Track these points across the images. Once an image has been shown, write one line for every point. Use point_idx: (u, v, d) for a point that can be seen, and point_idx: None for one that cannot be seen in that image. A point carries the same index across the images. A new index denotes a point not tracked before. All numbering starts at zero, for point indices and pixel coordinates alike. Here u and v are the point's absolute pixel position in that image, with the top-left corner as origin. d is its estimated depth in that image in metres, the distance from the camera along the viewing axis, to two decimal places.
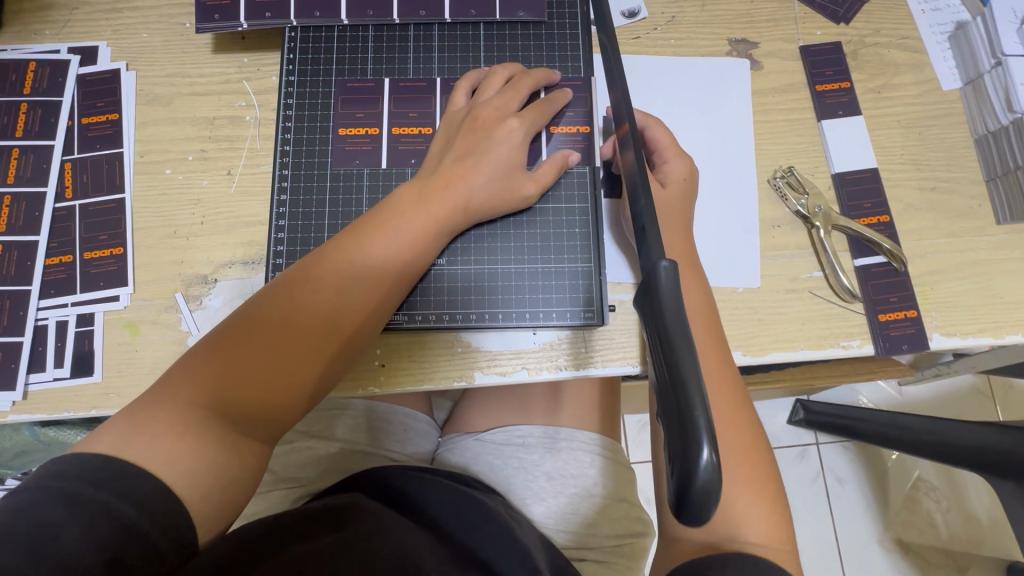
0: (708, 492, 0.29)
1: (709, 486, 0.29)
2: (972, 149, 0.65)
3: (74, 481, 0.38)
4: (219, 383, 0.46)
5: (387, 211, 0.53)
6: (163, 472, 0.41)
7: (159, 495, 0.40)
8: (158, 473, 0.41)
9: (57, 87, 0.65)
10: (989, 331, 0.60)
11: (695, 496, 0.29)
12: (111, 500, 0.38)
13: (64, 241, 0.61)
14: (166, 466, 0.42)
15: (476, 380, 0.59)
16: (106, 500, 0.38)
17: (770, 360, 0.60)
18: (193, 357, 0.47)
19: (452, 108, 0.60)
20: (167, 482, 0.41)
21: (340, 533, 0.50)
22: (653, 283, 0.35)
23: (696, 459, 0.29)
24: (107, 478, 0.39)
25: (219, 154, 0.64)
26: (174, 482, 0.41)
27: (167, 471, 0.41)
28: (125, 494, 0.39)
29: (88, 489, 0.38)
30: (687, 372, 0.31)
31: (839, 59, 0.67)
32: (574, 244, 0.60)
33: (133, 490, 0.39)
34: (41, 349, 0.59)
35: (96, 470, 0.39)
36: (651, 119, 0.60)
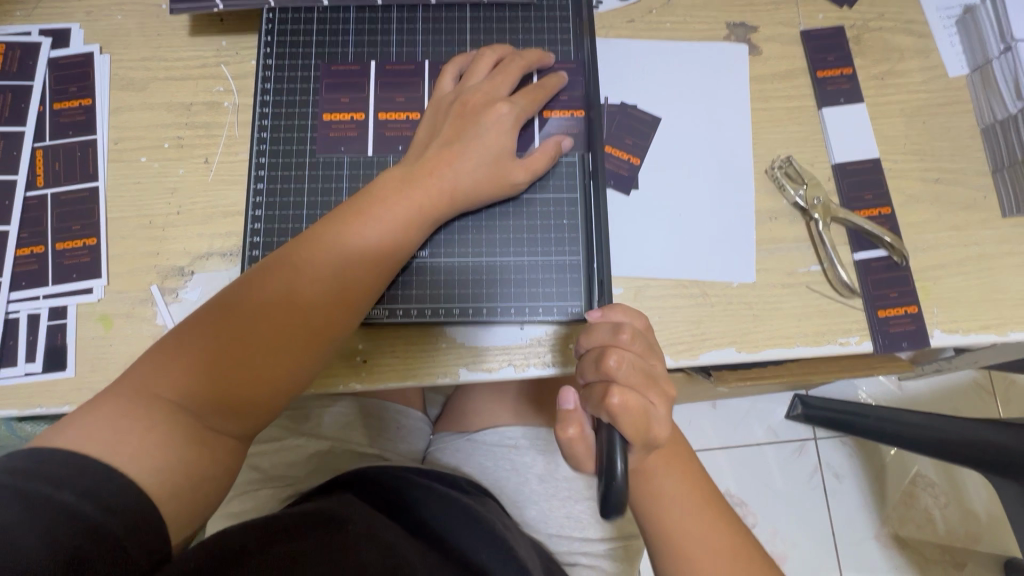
0: (621, 495, 0.40)
1: (620, 491, 0.40)
2: (978, 139, 0.63)
3: (31, 479, 0.36)
4: (195, 377, 0.44)
5: (368, 199, 0.51)
6: (130, 469, 0.40)
7: (127, 492, 0.39)
8: (124, 470, 0.40)
9: (28, 71, 0.62)
10: (993, 327, 0.58)
11: (611, 497, 0.41)
12: (74, 499, 0.36)
13: (36, 231, 0.59)
14: (135, 463, 0.40)
15: (461, 377, 0.57)
16: (67, 499, 0.36)
17: (765, 357, 0.58)
18: (164, 351, 0.45)
19: (439, 93, 0.58)
20: (133, 479, 0.39)
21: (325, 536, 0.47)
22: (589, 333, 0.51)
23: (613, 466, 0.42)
24: (69, 475, 0.37)
25: (196, 141, 0.61)
26: (141, 480, 0.40)
27: (134, 468, 0.40)
28: (89, 493, 0.37)
29: (48, 487, 0.36)
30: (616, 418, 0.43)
31: (841, 44, 0.65)
32: (562, 237, 0.58)
33: (97, 489, 0.37)
34: (13, 343, 0.57)
35: (56, 468, 0.37)
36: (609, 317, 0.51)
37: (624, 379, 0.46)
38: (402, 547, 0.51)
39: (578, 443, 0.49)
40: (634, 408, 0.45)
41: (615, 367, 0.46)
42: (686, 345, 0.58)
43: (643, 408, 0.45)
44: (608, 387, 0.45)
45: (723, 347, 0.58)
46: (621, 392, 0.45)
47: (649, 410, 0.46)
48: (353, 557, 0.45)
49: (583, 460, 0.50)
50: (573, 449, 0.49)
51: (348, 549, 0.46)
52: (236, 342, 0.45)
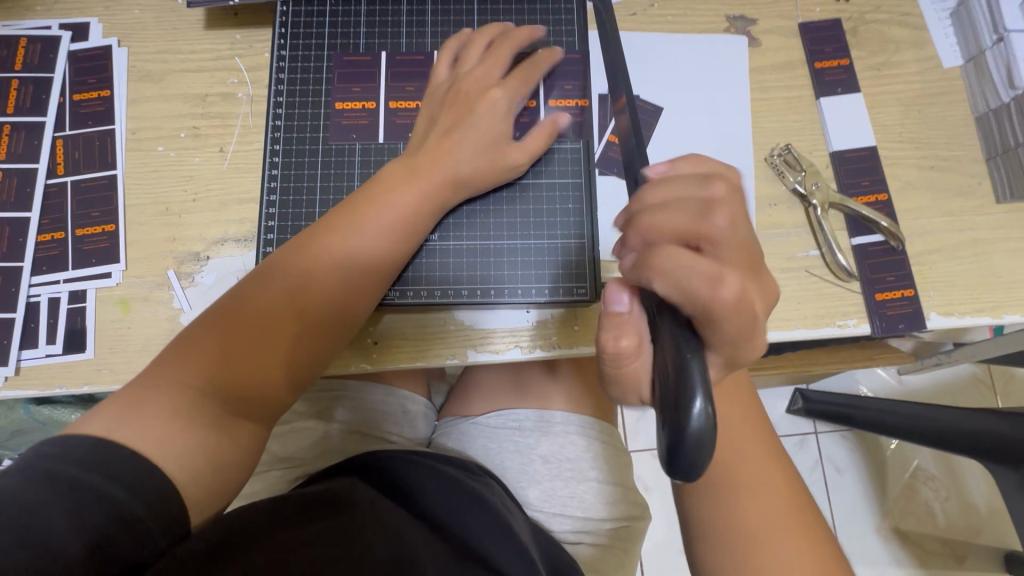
0: (702, 444, 0.27)
1: (699, 439, 0.27)
2: (973, 128, 0.64)
3: (60, 462, 0.38)
4: (218, 363, 0.46)
5: (373, 190, 0.53)
6: (154, 453, 0.41)
7: (150, 475, 0.40)
8: (149, 455, 0.41)
9: (49, 63, 0.64)
10: (988, 310, 0.60)
11: (687, 453, 0.27)
12: (100, 481, 0.38)
13: (56, 218, 0.61)
14: (157, 448, 0.41)
15: (469, 358, 0.59)
16: (95, 481, 0.38)
17: (765, 339, 0.59)
18: (185, 341, 0.47)
19: (434, 82, 0.59)
20: (157, 464, 0.41)
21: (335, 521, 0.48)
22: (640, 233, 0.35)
23: (686, 408, 0.27)
24: (96, 461, 0.39)
25: (212, 131, 0.63)
26: (166, 465, 0.41)
27: (159, 454, 0.41)
28: (115, 476, 0.38)
29: (75, 469, 0.38)
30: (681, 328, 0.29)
31: (838, 36, 0.66)
32: (568, 221, 0.60)
33: (123, 474, 0.39)
34: (34, 325, 0.59)
35: (84, 452, 0.39)
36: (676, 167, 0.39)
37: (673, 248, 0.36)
38: (407, 529, 0.52)
39: (631, 364, 0.39)
40: (740, 297, 0.34)
41: (712, 216, 0.35)
42: None
43: (745, 296, 0.35)
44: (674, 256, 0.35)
45: None
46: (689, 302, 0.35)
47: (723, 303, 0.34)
48: (361, 537, 0.47)
49: (630, 386, 0.40)
50: (626, 367, 0.39)
51: (355, 530, 0.47)
52: (253, 328, 0.47)
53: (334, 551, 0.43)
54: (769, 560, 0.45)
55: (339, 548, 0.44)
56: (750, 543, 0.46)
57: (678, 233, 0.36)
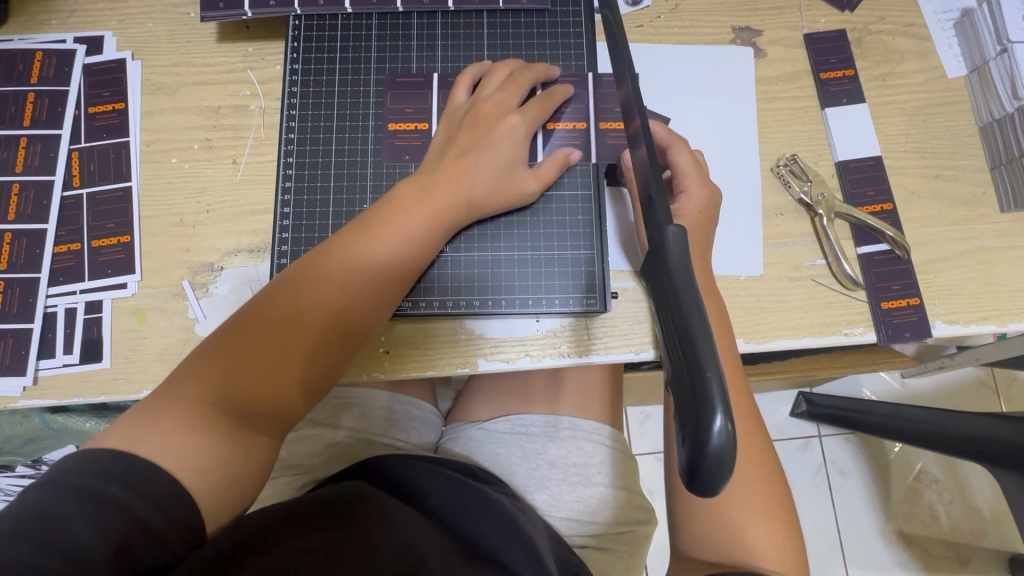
0: (722, 460, 0.27)
1: (723, 456, 0.27)
2: (977, 137, 0.65)
3: (83, 476, 0.39)
4: (231, 381, 0.46)
5: (388, 208, 0.53)
6: (171, 467, 0.42)
7: (166, 488, 0.41)
8: (168, 467, 0.42)
9: (63, 76, 0.65)
10: (993, 318, 0.60)
11: (708, 469, 0.28)
12: (121, 494, 0.39)
13: (72, 229, 0.62)
14: (175, 462, 0.42)
15: (479, 367, 0.59)
16: (115, 493, 0.39)
17: (772, 347, 0.60)
18: (197, 356, 0.47)
19: (452, 104, 0.60)
20: (176, 476, 0.42)
21: (346, 528, 0.48)
22: (661, 248, 0.34)
23: (708, 426, 0.27)
24: (119, 473, 0.40)
25: (225, 143, 0.64)
26: (184, 477, 0.42)
27: (178, 466, 0.42)
28: (137, 490, 0.40)
29: (98, 483, 0.39)
30: (701, 343, 0.29)
31: (843, 47, 0.67)
32: (576, 232, 0.61)
33: (143, 485, 0.40)
34: (51, 336, 0.60)
35: (105, 465, 0.40)
36: (673, 142, 0.59)
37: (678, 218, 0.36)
38: (414, 532, 0.53)
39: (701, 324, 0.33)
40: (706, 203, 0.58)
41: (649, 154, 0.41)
42: None
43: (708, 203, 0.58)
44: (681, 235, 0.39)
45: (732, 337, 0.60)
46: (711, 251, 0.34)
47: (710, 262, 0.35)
48: (367, 542, 0.48)
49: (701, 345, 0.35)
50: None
51: (362, 534, 0.48)
52: (271, 346, 0.48)
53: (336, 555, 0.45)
54: (739, 534, 0.50)
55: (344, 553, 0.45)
56: (722, 516, 0.51)
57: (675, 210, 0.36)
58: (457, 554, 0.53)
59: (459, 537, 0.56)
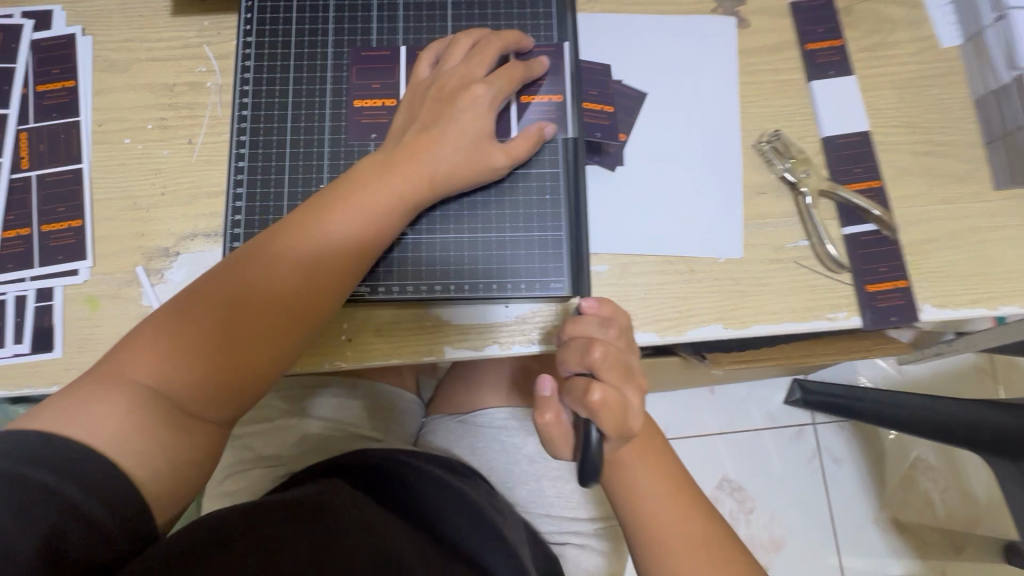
0: None
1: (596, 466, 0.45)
2: (972, 111, 0.62)
3: (12, 460, 0.37)
4: (176, 368, 0.44)
5: (347, 187, 0.51)
6: (109, 453, 0.40)
7: (103, 474, 0.39)
8: (103, 451, 0.40)
9: (10, 53, 0.62)
10: (983, 301, 0.57)
11: None
12: (52, 479, 0.37)
13: (21, 213, 0.59)
14: (113, 446, 0.40)
15: (446, 356, 0.57)
16: (45, 479, 0.37)
17: (752, 333, 0.57)
18: (138, 340, 0.45)
19: (416, 79, 0.57)
20: (112, 461, 0.40)
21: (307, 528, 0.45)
22: None
23: None
24: (48, 457, 0.38)
25: (180, 122, 0.61)
26: (121, 461, 0.40)
27: (114, 451, 0.40)
28: (69, 474, 0.38)
29: (26, 468, 0.37)
30: None
31: (831, 16, 0.63)
32: (545, 212, 0.57)
33: (74, 470, 0.38)
34: (0, 324, 0.57)
35: (33, 450, 0.38)
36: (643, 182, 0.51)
37: (606, 374, 0.46)
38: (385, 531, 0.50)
39: (554, 428, 0.50)
40: None
41: (599, 360, 0.46)
42: (672, 323, 0.57)
43: None
44: (591, 381, 0.45)
45: (710, 323, 0.57)
46: (601, 388, 0.44)
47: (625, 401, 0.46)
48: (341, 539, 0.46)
49: (557, 443, 0.51)
50: (549, 432, 0.50)
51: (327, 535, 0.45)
52: (219, 331, 0.45)
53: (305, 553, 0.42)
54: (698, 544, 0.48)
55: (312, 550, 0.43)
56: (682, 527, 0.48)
57: (581, 364, 0.47)
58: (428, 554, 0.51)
59: (438, 538, 0.55)
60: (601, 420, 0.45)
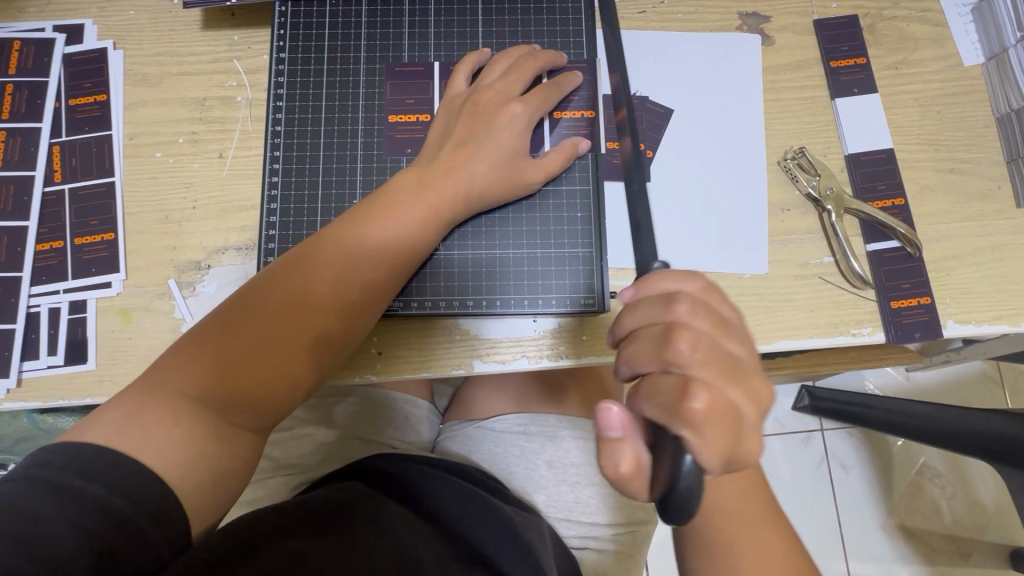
0: (691, 493, 0.33)
1: (691, 490, 0.33)
2: (993, 128, 0.62)
3: (65, 473, 0.38)
4: (221, 381, 0.45)
5: (384, 201, 0.51)
6: (156, 465, 0.40)
7: (150, 485, 0.39)
8: (148, 463, 0.40)
9: (42, 67, 0.63)
10: (1005, 318, 0.58)
11: (678, 497, 0.33)
12: (104, 493, 0.37)
13: (54, 226, 0.60)
14: (158, 457, 0.41)
15: (475, 368, 0.58)
16: (97, 493, 0.37)
17: (777, 349, 0.58)
18: (182, 354, 0.46)
19: (451, 93, 0.57)
20: (157, 472, 0.40)
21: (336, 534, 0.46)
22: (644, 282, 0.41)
23: (681, 460, 0.33)
24: (98, 470, 0.38)
25: (211, 136, 0.62)
26: (167, 474, 0.41)
27: (159, 463, 0.41)
28: (116, 488, 0.38)
29: (79, 481, 0.37)
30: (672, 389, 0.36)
31: (856, 34, 0.64)
32: (574, 229, 0.58)
33: (123, 483, 0.39)
34: (34, 336, 0.58)
35: (85, 463, 0.39)
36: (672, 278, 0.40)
37: (700, 371, 0.35)
38: (411, 537, 0.51)
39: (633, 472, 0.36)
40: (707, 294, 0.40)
41: (685, 353, 0.36)
42: None
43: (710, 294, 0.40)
44: (683, 384, 0.35)
45: None
46: (701, 391, 0.34)
47: (729, 413, 0.35)
48: (362, 549, 0.46)
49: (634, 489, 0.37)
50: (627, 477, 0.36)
51: (354, 542, 0.46)
52: (260, 345, 0.46)
53: (328, 562, 0.43)
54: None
55: (334, 558, 0.43)
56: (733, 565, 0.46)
57: (658, 359, 0.37)
58: (451, 560, 0.51)
59: (461, 545, 0.54)
60: (702, 438, 0.33)
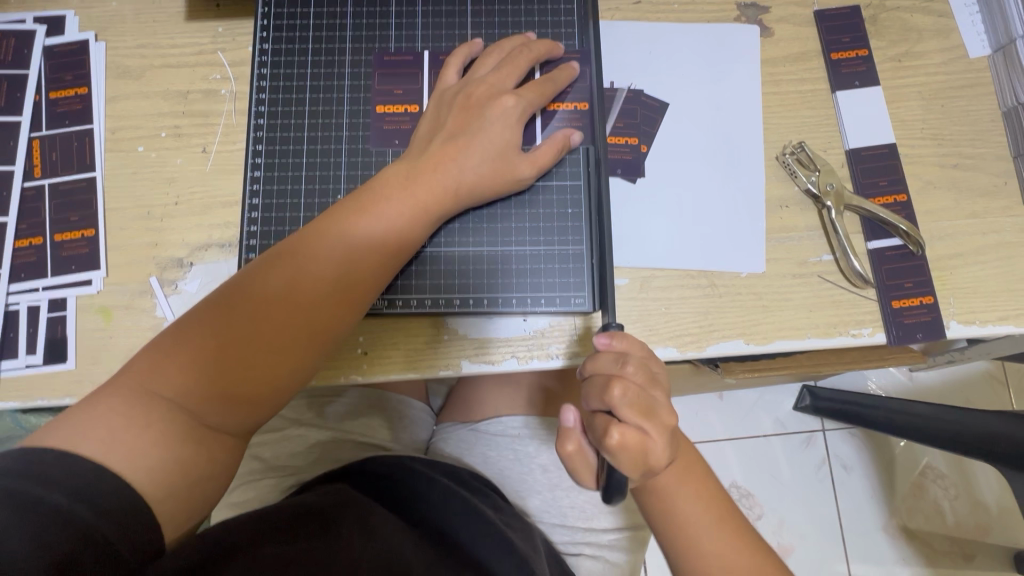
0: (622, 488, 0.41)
1: (619, 490, 0.41)
2: (999, 123, 0.60)
3: (19, 481, 0.35)
4: (196, 381, 0.43)
5: (372, 195, 0.50)
6: (125, 471, 0.39)
7: (120, 494, 0.38)
8: (117, 470, 0.39)
9: (23, 60, 0.61)
10: (1011, 318, 0.56)
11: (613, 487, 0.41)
12: (65, 501, 0.35)
13: (34, 222, 0.59)
14: (128, 463, 0.40)
15: (463, 370, 0.56)
16: (59, 501, 0.35)
17: (774, 349, 0.56)
18: (158, 353, 0.44)
19: (441, 86, 0.56)
20: (128, 479, 0.39)
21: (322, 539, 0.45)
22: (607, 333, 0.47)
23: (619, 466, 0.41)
24: (61, 478, 0.36)
25: (194, 130, 0.60)
26: (136, 481, 0.39)
27: (129, 469, 0.40)
28: (81, 495, 0.36)
29: (39, 488, 0.35)
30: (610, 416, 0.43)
31: (857, 24, 0.62)
32: (565, 226, 0.57)
33: (89, 491, 0.37)
34: (13, 335, 0.57)
35: (48, 471, 0.36)
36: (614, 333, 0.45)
37: (625, 413, 0.41)
38: (396, 545, 0.49)
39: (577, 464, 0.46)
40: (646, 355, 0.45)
41: (617, 398, 0.41)
42: (692, 338, 0.56)
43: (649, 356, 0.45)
44: (609, 422, 0.41)
45: (731, 339, 0.56)
46: (619, 430, 0.40)
47: (647, 448, 0.41)
48: (347, 556, 0.44)
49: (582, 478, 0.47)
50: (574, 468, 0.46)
51: (338, 546, 0.44)
52: (241, 344, 0.45)
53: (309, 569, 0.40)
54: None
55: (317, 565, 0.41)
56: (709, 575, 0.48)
57: (598, 398, 0.42)
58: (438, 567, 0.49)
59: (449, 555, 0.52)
60: (618, 463, 0.40)
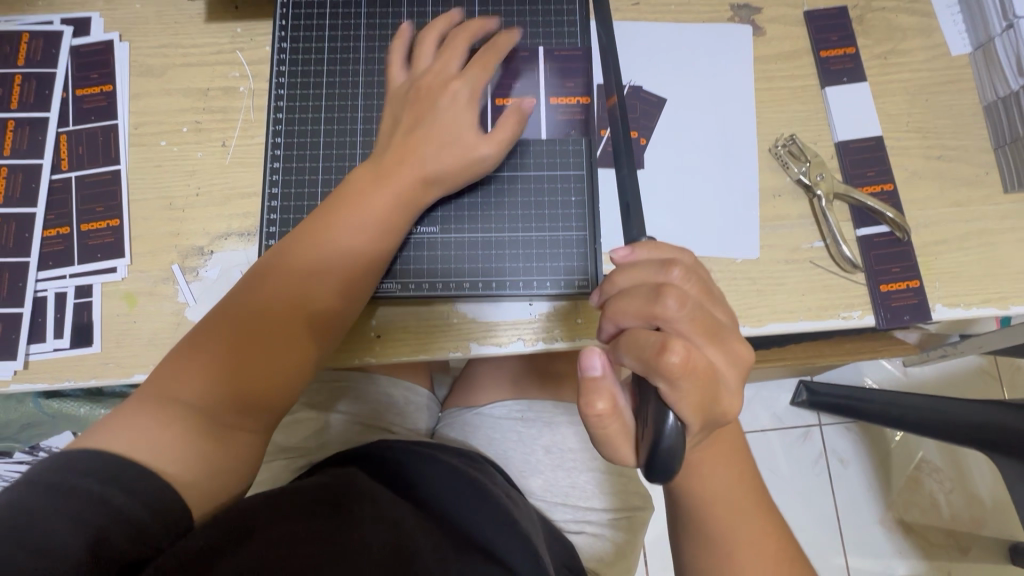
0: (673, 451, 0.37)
1: (673, 447, 0.37)
2: (980, 117, 0.64)
3: (57, 473, 0.37)
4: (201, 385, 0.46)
5: (346, 200, 0.53)
6: (153, 463, 0.41)
7: (150, 481, 0.40)
8: (145, 462, 0.40)
9: (50, 58, 0.64)
10: (993, 301, 0.59)
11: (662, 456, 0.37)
12: (99, 487, 0.37)
13: (61, 213, 0.61)
14: (155, 457, 0.41)
15: (471, 350, 0.59)
16: (93, 487, 0.37)
17: (768, 331, 0.59)
18: (164, 371, 0.46)
19: (392, 84, 0.58)
20: (156, 469, 0.41)
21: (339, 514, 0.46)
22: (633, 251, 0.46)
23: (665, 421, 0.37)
24: (96, 468, 0.38)
25: (214, 125, 0.63)
26: (165, 470, 0.41)
27: (157, 462, 0.41)
28: (114, 482, 0.38)
29: (75, 477, 0.37)
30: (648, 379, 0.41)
31: (845, 24, 0.66)
32: (568, 214, 0.60)
33: (122, 478, 0.39)
34: (41, 320, 0.59)
35: (84, 462, 0.38)
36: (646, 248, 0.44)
37: (684, 325, 0.40)
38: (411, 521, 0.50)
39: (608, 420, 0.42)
40: (690, 267, 0.44)
41: (674, 310, 0.40)
42: None
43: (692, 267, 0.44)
44: (665, 337, 0.39)
45: None
46: (681, 346, 0.38)
47: (707, 364, 0.39)
48: (362, 528, 0.45)
49: (616, 442, 0.43)
50: (605, 427, 0.42)
51: (354, 520, 0.45)
52: (239, 346, 0.47)
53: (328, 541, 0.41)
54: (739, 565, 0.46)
55: (334, 538, 0.42)
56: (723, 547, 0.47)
57: (644, 315, 0.41)
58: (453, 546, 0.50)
59: (464, 533, 0.53)
60: (682, 388, 0.38)
